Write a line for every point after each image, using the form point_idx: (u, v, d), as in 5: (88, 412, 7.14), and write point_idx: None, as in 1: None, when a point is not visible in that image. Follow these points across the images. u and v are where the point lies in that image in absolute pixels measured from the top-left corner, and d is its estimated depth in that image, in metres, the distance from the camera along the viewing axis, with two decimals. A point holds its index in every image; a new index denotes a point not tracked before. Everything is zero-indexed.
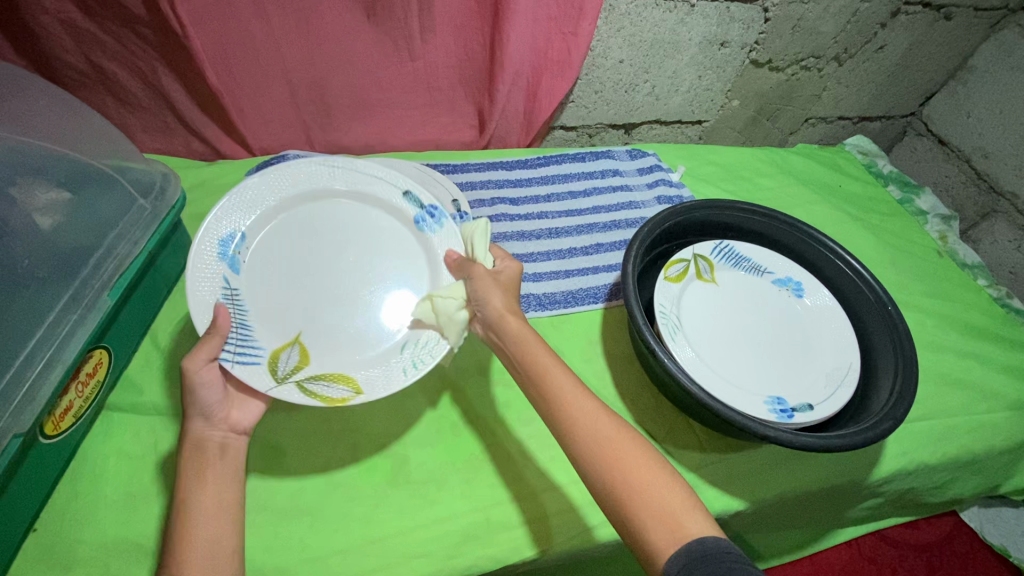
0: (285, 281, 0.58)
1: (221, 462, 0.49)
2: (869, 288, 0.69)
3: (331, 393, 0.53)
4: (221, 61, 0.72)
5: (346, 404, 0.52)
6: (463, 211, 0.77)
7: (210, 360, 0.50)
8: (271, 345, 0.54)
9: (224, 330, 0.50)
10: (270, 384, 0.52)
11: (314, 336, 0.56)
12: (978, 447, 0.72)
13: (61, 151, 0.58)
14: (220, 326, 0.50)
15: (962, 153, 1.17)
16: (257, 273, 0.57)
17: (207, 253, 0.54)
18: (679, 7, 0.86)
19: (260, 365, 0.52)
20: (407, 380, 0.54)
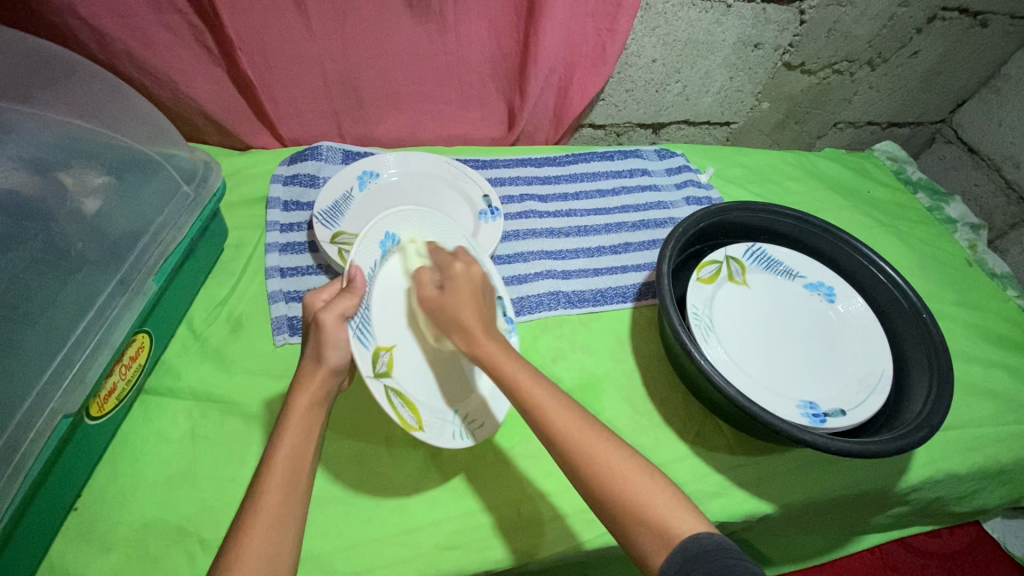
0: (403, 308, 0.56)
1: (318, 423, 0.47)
2: (903, 295, 0.69)
3: (405, 414, 0.50)
4: (258, 51, 0.73)
5: (410, 433, 0.50)
6: (494, 206, 0.77)
7: (342, 317, 0.47)
8: (380, 340, 0.52)
9: (361, 291, 0.49)
10: (371, 371, 0.48)
11: (405, 360, 0.54)
12: (1008, 457, 0.72)
13: (112, 135, 0.59)
14: (360, 287, 0.49)
15: (992, 162, 1.16)
16: (394, 276, 0.57)
17: (378, 231, 0.54)
18: (715, 8, 0.85)
19: (369, 352, 0.49)
20: (451, 445, 0.53)
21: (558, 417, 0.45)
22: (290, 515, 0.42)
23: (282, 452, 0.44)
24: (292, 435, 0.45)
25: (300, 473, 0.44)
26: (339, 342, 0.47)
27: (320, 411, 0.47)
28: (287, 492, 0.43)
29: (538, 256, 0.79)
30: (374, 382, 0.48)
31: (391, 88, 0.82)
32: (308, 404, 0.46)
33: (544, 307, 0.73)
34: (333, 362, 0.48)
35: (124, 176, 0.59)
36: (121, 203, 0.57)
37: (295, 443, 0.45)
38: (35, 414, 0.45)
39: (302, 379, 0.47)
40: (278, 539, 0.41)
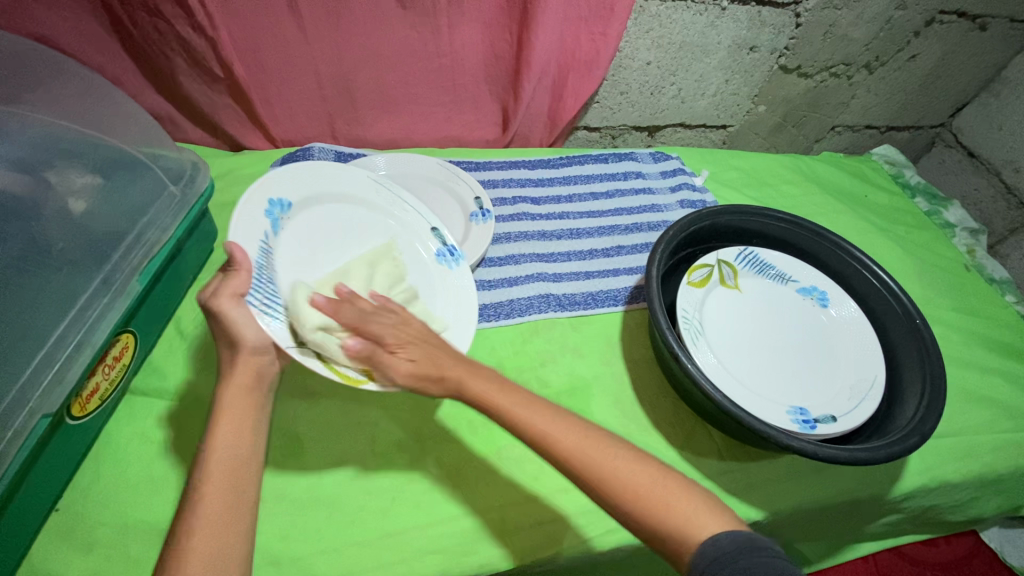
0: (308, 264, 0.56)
1: (254, 405, 0.47)
2: (897, 300, 0.68)
3: (349, 369, 0.51)
4: (250, 51, 0.73)
5: (362, 386, 0.50)
6: (485, 208, 0.77)
7: (237, 296, 0.47)
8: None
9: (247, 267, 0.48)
10: (292, 344, 0.49)
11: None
12: (1003, 466, 0.71)
13: (100, 137, 0.60)
14: (243, 261, 0.48)
15: (992, 166, 1.15)
16: (291, 241, 0.56)
17: (255, 207, 0.53)
18: (710, 10, 0.85)
19: (285, 325, 0.50)
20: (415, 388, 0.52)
21: (579, 444, 0.46)
22: (235, 503, 0.43)
23: (219, 441, 0.45)
24: (225, 422, 0.45)
25: (240, 460, 0.45)
26: (247, 319, 0.47)
27: (250, 397, 0.48)
28: (228, 478, 0.43)
29: (529, 259, 0.78)
30: (299, 352, 0.49)
31: (383, 90, 0.82)
32: (236, 393, 0.47)
33: (533, 310, 0.73)
34: (251, 342, 0.48)
35: (112, 176, 0.59)
36: (107, 203, 0.57)
37: (231, 431, 0.45)
38: (12, 413, 0.45)
39: (227, 368, 0.48)
40: (223, 529, 0.41)
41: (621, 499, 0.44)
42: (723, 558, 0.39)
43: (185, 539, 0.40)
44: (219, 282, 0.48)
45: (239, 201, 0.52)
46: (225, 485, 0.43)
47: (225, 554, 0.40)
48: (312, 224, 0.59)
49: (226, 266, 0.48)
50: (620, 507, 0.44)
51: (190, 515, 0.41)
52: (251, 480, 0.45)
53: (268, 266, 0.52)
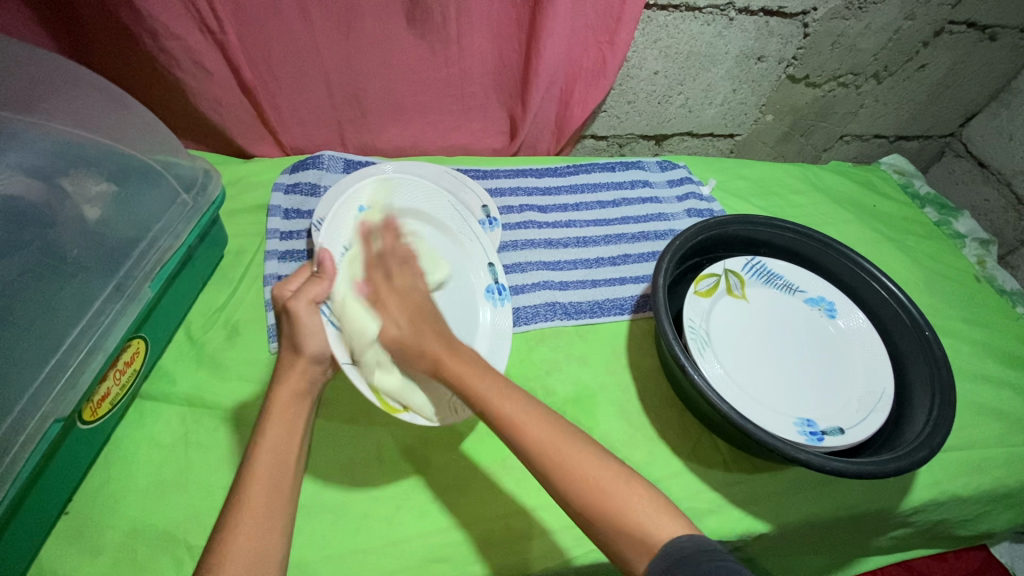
0: None
1: (304, 407, 0.48)
2: (905, 312, 0.67)
3: (386, 397, 0.53)
4: (262, 61, 0.74)
5: (395, 414, 0.53)
6: (492, 216, 0.79)
7: (313, 304, 0.50)
8: None
9: (330, 278, 0.52)
10: (348, 358, 0.51)
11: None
12: (1014, 480, 0.70)
13: (113, 144, 0.60)
14: (329, 271, 0.53)
15: (1002, 176, 1.14)
16: (368, 253, 0.61)
17: (346, 207, 0.59)
18: (718, 20, 0.85)
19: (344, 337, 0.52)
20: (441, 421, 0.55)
21: (547, 445, 0.45)
22: (278, 501, 0.44)
23: (268, 441, 0.45)
24: (278, 422, 0.47)
25: (287, 464, 0.45)
26: (314, 329, 0.49)
27: (304, 401, 0.49)
28: (273, 480, 0.44)
29: (536, 267, 0.78)
30: (352, 368, 0.51)
31: (393, 99, 0.83)
32: (291, 394, 0.48)
33: (539, 318, 0.73)
34: (312, 352, 0.49)
35: (125, 184, 0.60)
36: (121, 211, 0.58)
37: (279, 433, 0.46)
38: (25, 418, 0.45)
39: (283, 370, 0.49)
40: (265, 527, 0.42)
41: (583, 499, 0.43)
42: (689, 557, 0.38)
43: (228, 537, 0.41)
44: (304, 284, 0.51)
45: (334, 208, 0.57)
46: (269, 484, 0.44)
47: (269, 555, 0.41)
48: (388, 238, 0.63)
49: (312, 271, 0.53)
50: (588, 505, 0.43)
51: (232, 513, 0.42)
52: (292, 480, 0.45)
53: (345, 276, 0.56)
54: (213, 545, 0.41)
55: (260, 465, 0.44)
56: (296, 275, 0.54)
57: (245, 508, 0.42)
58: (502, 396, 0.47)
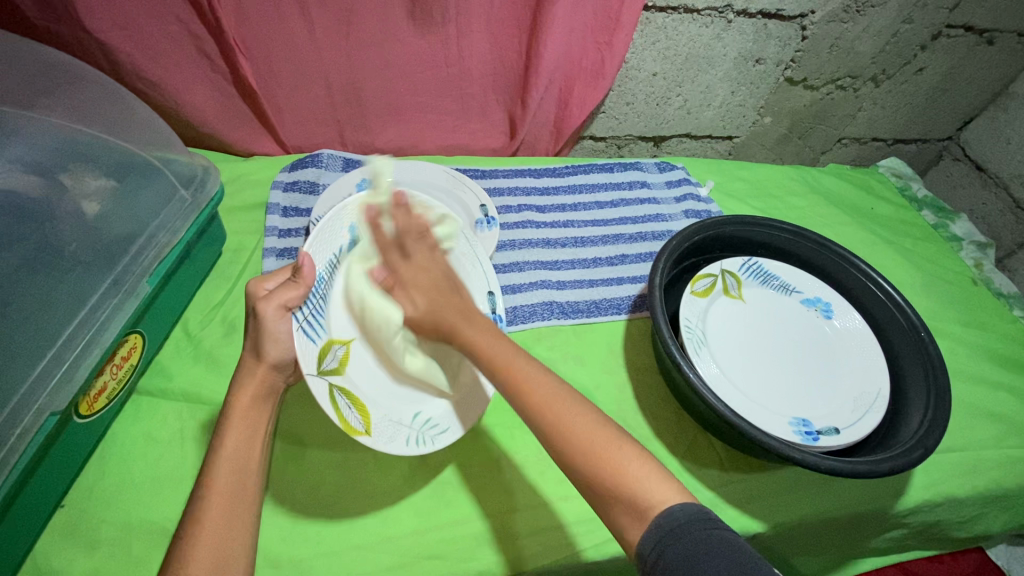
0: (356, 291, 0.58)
1: (263, 413, 0.49)
2: (901, 313, 0.68)
3: (349, 417, 0.51)
4: (262, 59, 0.74)
5: (354, 437, 0.50)
6: (491, 216, 0.78)
7: (282, 309, 0.50)
8: (332, 334, 0.54)
9: (308, 284, 0.52)
10: (314, 369, 0.50)
11: (357, 360, 0.56)
12: (1010, 482, 0.70)
13: (113, 140, 0.61)
14: (307, 277, 0.52)
15: (1000, 180, 1.14)
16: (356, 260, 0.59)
17: (340, 218, 0.57)
18: (716, 22, 0.85)
19: (317, 347, 0.51)
20: (406, 451, 0.52)
21: (555, 407, 0.45)
22: (240, 505, 0.44)
23: (229, 446, 0.46)
24: (234, 429, 0.47)
25: (247, 468, 0.46)
26: (280, 335, 0.50)
27: (263, 407, 0.49)
28: (235, 485, 0.45)
29: (533, 266, 0.79)
30: (317, 379, 0.50)
31: (392, 98, 0.84)
32: (249, 401, 0.48)
33: (536, 317, 0.73)
34: (273, 357, 0.50)
35: (124, 180, 0.60)
36: (119, 206, 0.58)
37: (240, 439, 0.47)
38: (21, 411, 0.45)
39: (242, 375, 0.49)
40: (228, 532, 0.43)
41: (582, 457, 0.43)
42: (684, 524, 0.38)
43: (189, 541, 0.41)
44: (281, 286, 0.51)
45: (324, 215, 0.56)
46: (232, 490, 0.44)
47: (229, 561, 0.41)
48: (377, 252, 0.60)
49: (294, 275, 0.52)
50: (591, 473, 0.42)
51: (195, 518, 0.42)
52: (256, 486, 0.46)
53: (327, 282, 0.55)
54: (174, 550, 0.42)
55: (217, 472, 0.45)
56: (276, 275, 0.55)
57: (209, 514, 0.43)
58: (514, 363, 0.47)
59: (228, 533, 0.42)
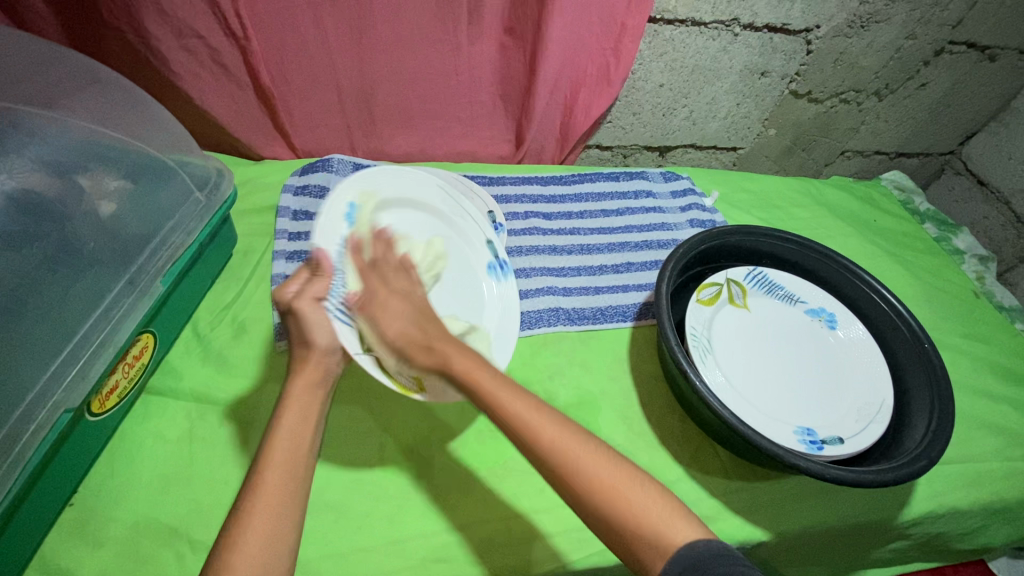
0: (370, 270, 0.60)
1: (316, 398, 0.48)
2: (905, 324, 0.68)
3: (402, 379, 0.55)
4: (276, 65, 0.75)
5: (411, 395, 0.55)
6: (498, 222, 0.80)
7: (319, 301, 0.50)
8: None
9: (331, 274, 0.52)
10: (359, 349, 0.52)
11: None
12: (1012, 494, 0.70)
13: (129, 141, 0.61)
14: (328, 269, 0.52)
15: (1001, 195, 1.15)
16: (363, 243, 0.59)
17: (336, 207, 0.56)
18: (722, 35, 0.87)
19: (352, 330, 0.52)
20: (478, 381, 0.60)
21: (561, 443, 0.45)
22: (291, 491, 0.43)
23: (285, 429, 0.45)
24: (290, 413, 0.46)
25: (302, 455, 0.45)
26: (321, 323, 0.49)
27: (316, 392, 0.48)
28: (289, 471, 0.44)
29: (540, 273, 0.79)
30: (364, 357, 0.52)
31: (402, 104, 0.85)
32: (304, 386, 0.48)
33: (542, 323, 0.74)
34: (323, 345, 0.49)
35: (139, 180, 0.61)
36: (134, 206, 0.59)
37: (294, 423, 0.46)
38: (36, 407, 0.46)
39: (296, 365, 0.49)
40: (279, 519, 0.41)
41: (594, 495, 0.43)
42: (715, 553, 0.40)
43: (244, 523, 0.40)
44: (307, 281, 0.51)
45: (325, 202, 0.55)
46: (284, 474, 0.43)
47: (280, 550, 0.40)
48: (388, 227, 0.62)
49: (313, 269, 0.51)
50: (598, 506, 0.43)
51: (249, 501, 0.42)
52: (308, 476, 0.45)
53: (342, 266, 0.55)
54: (225, 533, 0.40)
55: (274, 455, 0.44)
56: (301, 270, 0.52)
57: (257, 499, 0.42)
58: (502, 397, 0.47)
59: (279, 521, 0.41)
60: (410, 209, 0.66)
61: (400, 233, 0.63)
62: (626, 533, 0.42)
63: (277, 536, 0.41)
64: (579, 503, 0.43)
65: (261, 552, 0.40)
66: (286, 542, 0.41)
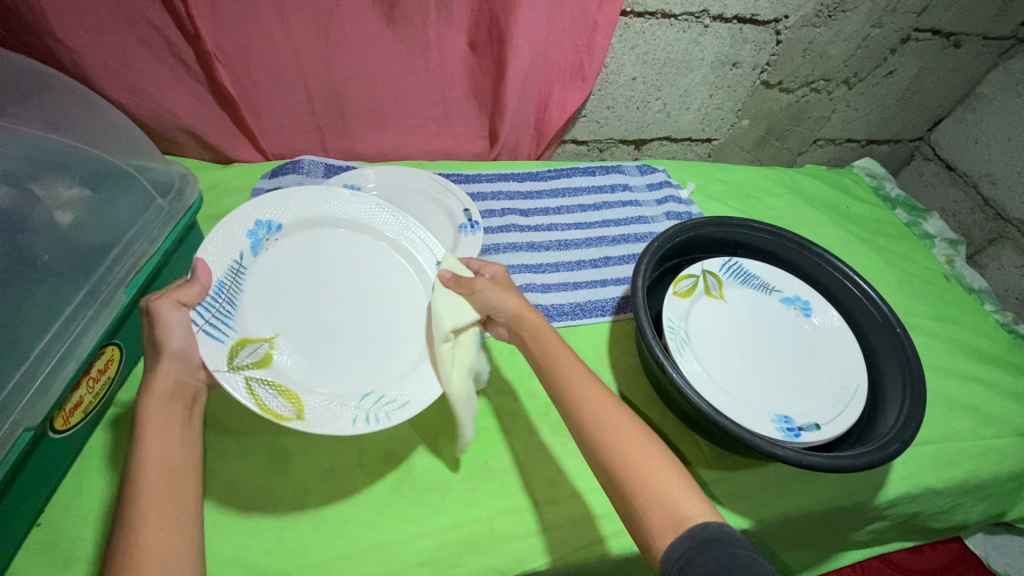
0: (273, 291, 0.55)
1: (178, 410, 0.45)
2: (878, 310, 0.69)
3: (275, 405, 0.48)
4: (240, 66, 0.73)
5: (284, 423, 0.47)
6: (474, 220, 0.77)
7: (181, 306, 0.48)
8: (245, 334, 0.51)
9: (204, 282, 0.50)
10: (222, 366, 0.48)
11: (286, 352, 0.53)
12: (984, 472, 0.72)
13: (85, 149, 0.60)
14: (201, 276, 0.50)
15: (969, 179, 1.18)
16: (268, 266, 0.56)
17: (239, 223, 0.54)
18: (693, 27, 0.87)
19: (224, 346, 0.49)
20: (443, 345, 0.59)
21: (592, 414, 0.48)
22: (180, 500, 0.42)
23: (147, 453, 0.43)
24: (148, 430, 0.44)
25: (183, 463, 0.44)
26: (177, 327, 0.47)
27: (175, 405, 0.46)
28: (166, 483, 0.42)
29: (517, 270, 0.79)
30: (228, 374, 0.47)
31: (373, 103, 0.83)
32: (158, 401, 0.45)
33: None
34: (177, 349, 0.46)
35: (98, 189, 0.59)
36: (94, 215, 0.57)
37: (157, 443, 0.43)
38: None
39: (146, 377, 0.46)
40: (175, 534, 0.41)
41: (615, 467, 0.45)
42: (713, 542, 0.39)
43: (134, 547, 0.39)
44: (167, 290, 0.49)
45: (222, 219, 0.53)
46: (160, 494, 0.42)
47: (181, 556, 0.40)
48: (295, 250, 0.58)
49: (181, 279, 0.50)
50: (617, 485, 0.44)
51: (130, 526, 0.40)
52: (193, 481, 0.44)
53: (230, 286, 0.52)
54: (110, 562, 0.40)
55: (144, 474, 0.42)
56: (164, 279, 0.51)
57: (142, 524, 0.40)
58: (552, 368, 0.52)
59: (172, 531, 0.41)
60: (328, 227, 0.60)
61: (319, 250, 0.59)
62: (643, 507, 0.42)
63: (167, 549, 0.40)
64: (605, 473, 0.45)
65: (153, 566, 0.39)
66: (183, 550, 0.41)
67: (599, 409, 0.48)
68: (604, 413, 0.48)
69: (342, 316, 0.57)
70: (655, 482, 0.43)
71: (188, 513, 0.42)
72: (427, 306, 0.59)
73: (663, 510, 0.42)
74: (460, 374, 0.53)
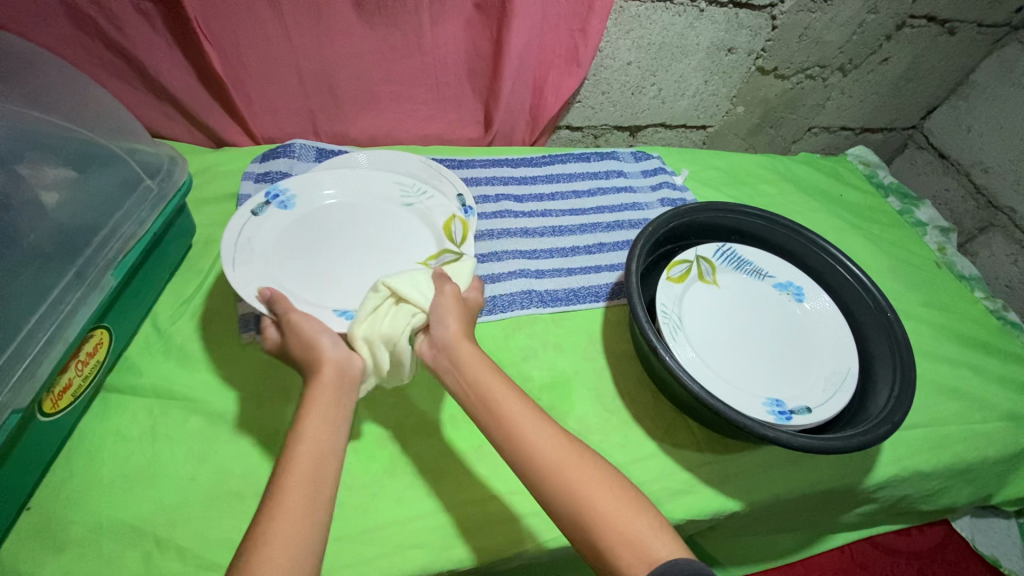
0: (358, 273, 0.63)
1: (340, 401, 0.48)
2: (869, 294, 0.70)
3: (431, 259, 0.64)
4: (229, 45, 0.72)
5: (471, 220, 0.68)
6: (468, 206, 0.72)
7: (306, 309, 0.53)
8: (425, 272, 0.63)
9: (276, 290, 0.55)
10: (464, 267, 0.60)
11: (413, 253, 0.66)
12: (971, 456, 0.73)
13: (76, 130, 0.59)
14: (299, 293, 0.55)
15: (961, 167, 1.18)
16: (348, 293, 0.61)
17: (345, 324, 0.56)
18: (688, 11, 0.86)
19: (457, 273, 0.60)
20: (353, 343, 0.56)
21: (544, 457, 0.46)
22: (313, 491, 0.42)
23: (303, 435, 0.45)
24: (309, 420, 0.46)
25: (325, 457, 0.44)
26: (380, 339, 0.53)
27: (335, 395, 0.48)
28: (312, 474, 0.43)
29: (511, 256, 0.78)
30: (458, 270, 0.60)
31: (365, 87, 0.82)
32: (326, 391, 0.48)
33: (516, 306, 0.73)
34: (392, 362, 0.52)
35: (85, 170, 0.58)
36: (81, 197, 0.57)
37: (314, 428, 0.45)
38: None
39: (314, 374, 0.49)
40: (302, 529, 0.40)
41: (580, 511, 0.44)
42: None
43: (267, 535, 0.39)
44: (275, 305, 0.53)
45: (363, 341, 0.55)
46: (307, 474, 0.43)
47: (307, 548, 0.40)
48: (333, 282, 0.62)
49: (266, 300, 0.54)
50: (582, 534, 0.44)
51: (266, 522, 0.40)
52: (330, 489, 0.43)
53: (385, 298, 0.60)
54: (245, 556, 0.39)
55: (291, 467, 0.43)
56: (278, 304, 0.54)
57: (287, 501, 0.41)
58: (495, 400, 0.49)
59: (298, 528, 0.40)
60: (289, 283, 0.60)
61: (302, 262, 0.62)
62: (612, 543, 0.42)
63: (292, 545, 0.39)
64: (572, 526, 0.44)
65: (285, 555, 0.39)
66: (306, 550, 0.40)
67: (546, 450, 0.47)
68: (564, 457, 0.47)
69: (338, 234, 0.66)
70: (624, 523, 0.43)
71: (323, 498, 0.43)
72: (323, 177, 0.70)
73: (631, 548, 0.42)
74: (369, 343, 0.51)
